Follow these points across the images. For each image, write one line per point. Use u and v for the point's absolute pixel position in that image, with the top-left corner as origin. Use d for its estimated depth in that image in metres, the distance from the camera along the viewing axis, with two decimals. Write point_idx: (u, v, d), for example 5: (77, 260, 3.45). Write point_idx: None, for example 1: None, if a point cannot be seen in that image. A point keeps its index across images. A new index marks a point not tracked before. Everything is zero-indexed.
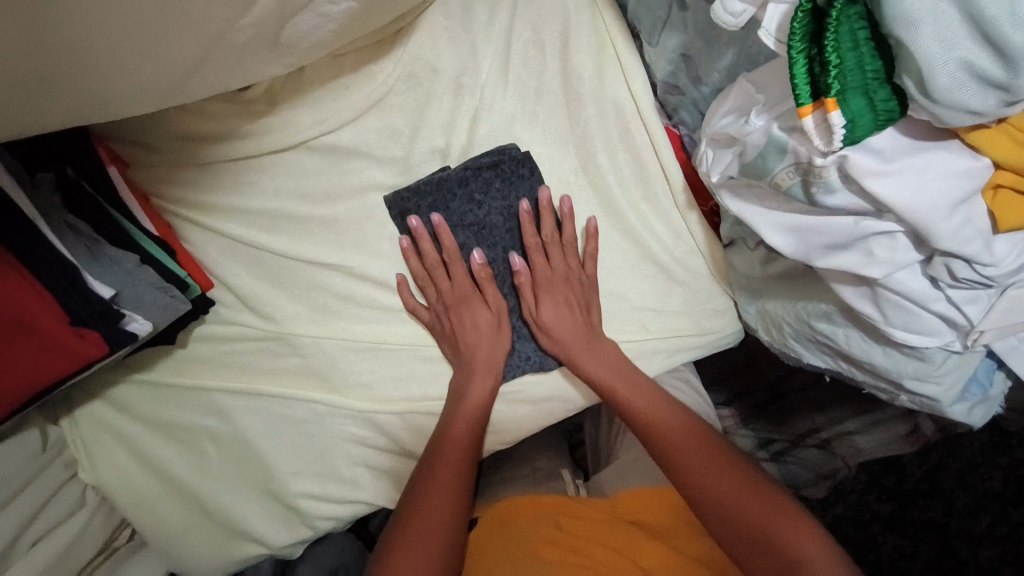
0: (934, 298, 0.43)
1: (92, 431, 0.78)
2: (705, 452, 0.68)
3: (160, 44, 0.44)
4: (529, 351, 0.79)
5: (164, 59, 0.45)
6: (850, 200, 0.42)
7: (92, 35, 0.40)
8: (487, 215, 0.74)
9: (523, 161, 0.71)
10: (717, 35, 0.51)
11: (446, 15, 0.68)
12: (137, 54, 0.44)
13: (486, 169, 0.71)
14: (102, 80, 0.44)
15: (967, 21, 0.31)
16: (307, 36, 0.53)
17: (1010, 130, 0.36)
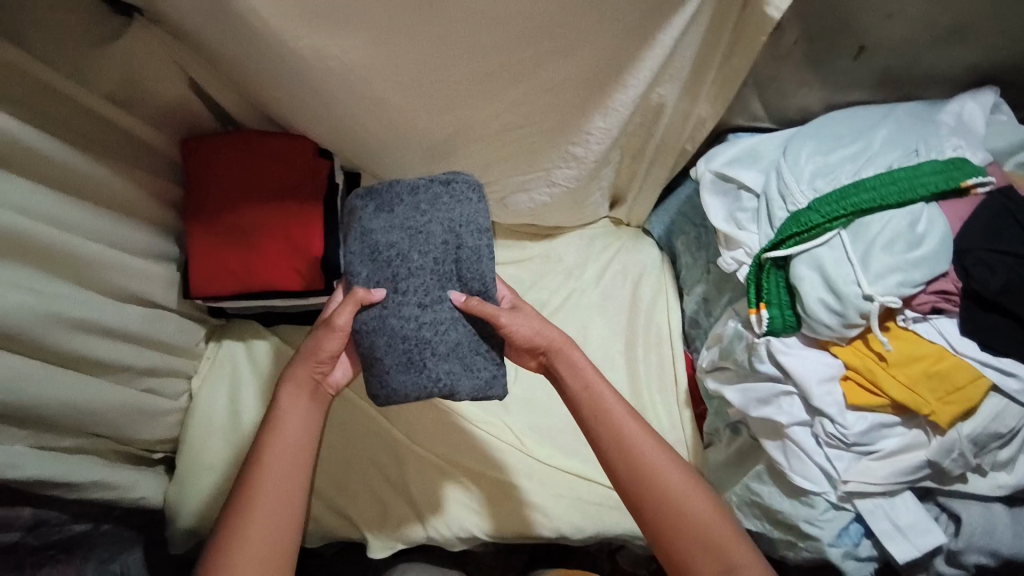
0: (817, 452, 0.68)
1: (222, 358, 1.01)
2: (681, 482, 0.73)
3: (463, 167, 0.90)
4: (441, 372, 0.76)
5: (457, 175, 0.91)
6: (772, 370, 0.71)
7: (447, 148, 0.85)
8: (428, 224, 0.76)
9: (474, 188, 0.78)
10: (723, 284, 0.89)
11: (580, 239, 1.14)
12: (452, 166, 0.89)
13: (438, 183, 0.77)
14: (428, 168, 0.89)
15: (824, 283, 0.68)
16: (520, 205, 0.99)
17: (854, 349, 0.68)
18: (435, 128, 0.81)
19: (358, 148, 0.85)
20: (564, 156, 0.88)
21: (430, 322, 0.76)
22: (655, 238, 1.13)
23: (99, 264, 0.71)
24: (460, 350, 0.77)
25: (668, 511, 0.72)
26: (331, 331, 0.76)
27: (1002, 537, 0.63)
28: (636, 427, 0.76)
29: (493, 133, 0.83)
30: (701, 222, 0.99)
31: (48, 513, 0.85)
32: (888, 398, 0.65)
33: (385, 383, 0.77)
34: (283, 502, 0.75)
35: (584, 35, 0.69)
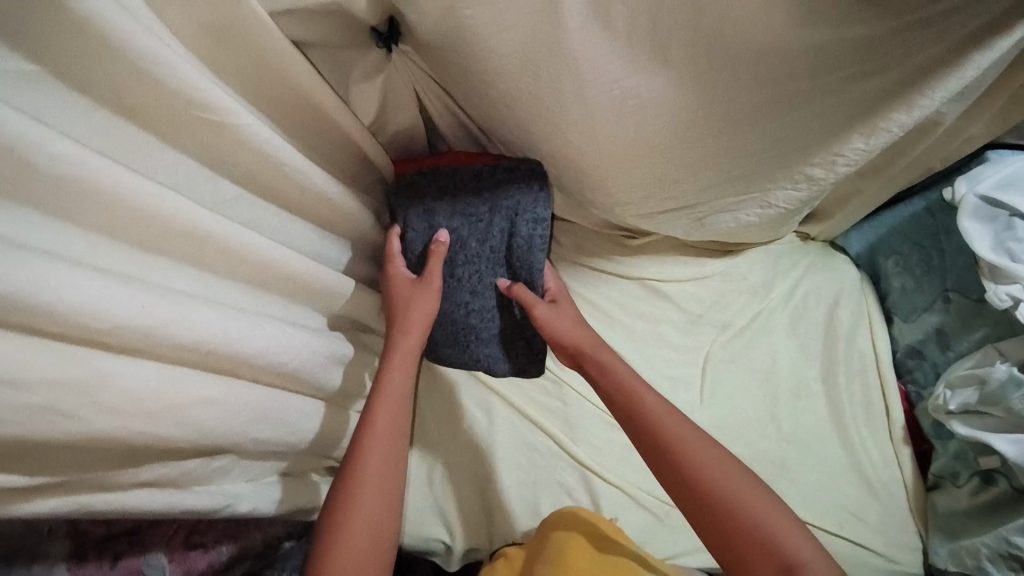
0: None
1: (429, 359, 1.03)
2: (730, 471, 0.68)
3: (677, 193, 0.82)
4: (482, 354, 0.83)
5: (667, 200, 0.84)
6: None
7: (672, 178, 0.78)
8: (489, 215, 0.79)
9: (537, 176, 0.78)
10: (973, 318, 0.85)
11: (766, 256, 1.07)
12: (667, 192, 0.82)
13: (500, 170, 0.78)
14: (639, 195, 0.83)
15: None
16: (721, 225, 0.94)
17: None
18: (672, 162, 0.73)
19: (579, 178, 0.79)
20: (796, 178, 0.80)
21: (478, 310, 0.81)
22: (851, 255, 1.05)
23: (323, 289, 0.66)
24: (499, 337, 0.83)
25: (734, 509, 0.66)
26: (408, 300, 0.76)
27: None
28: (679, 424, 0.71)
29: (727, 164, 0.75)
30: (932, 242, 0.90)
31: (273, 532, 0.82)
32: None
33: (438, 354, 0.85)
34: (385, 485, 0.69)
35: (887, 67, 0.59)
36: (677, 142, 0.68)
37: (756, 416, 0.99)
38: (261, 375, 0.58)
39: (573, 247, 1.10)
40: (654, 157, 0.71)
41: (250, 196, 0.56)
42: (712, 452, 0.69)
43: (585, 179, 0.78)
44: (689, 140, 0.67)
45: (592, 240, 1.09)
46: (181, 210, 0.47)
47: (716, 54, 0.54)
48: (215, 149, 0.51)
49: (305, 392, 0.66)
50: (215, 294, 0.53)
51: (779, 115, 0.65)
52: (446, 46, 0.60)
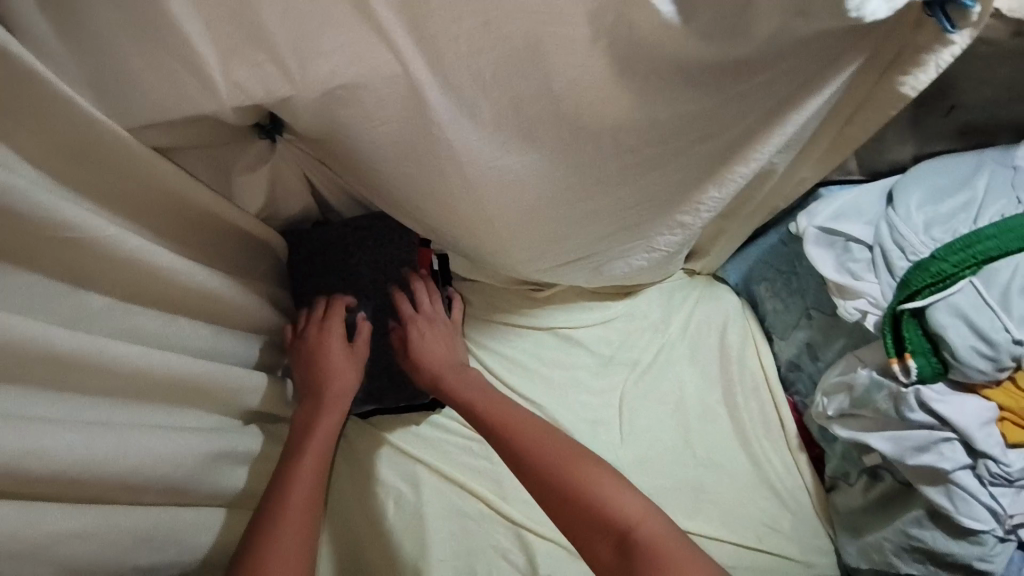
0: (983, 492, 0.71)
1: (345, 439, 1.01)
2: (590, 466, 0.72)
3: (578, 247, 0.89)
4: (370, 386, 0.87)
5: (568, 255, 0.91)
6: (927, 419, 0.73)
7: (567, 235, 0.84)
8: (357, 264, 0.84)
9: (396, 228, 0.85)
10: (833, 331, 0.98)
11: (659, 292, 1.16)
12: (568, 247, 0.88)
13: (359, 224, 0.84)
14: (541, 253, 0.88)
15: (970, 330, 0.71)
16: (614, 272, 1.01)
17: (1006, 389, 0.71)
18: (561, 222, 0.80)
19: (481, 245, 0.82)
20: (670, 225, 0.89)
21: None
22: (731, 285, 1.17)
23: (212, 382, 0.66)
24: (389, 372, 0.89)
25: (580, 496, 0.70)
26: (333, 364, 0.79)
27: None
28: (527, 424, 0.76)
29: (611, 217, 0.83)
30: (789, 268, 1.05)
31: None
32: None
33: None
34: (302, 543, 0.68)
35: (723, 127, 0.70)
36: (566, 212, 0.76)
37: (675, 445, 1.04)
38: (149, 494, 0.61)
39: (487, 306, 1.14)
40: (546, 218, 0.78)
41: (123, 301, 0.59)
42: (563, 444, 0.74)
43: (485, 244, 0.82)
44: (573, 205, 0.75)
45: (504, 298, 1.15)
46: (35, 336, 0.48)
47: (581, 133, 0.63)
48: (78, 261, 0.53)
49: (201, 494, 0.68)
50: (92, 416, 0.56)
51: (648, 177, 0.73)
52: (337, 138, 0.64)
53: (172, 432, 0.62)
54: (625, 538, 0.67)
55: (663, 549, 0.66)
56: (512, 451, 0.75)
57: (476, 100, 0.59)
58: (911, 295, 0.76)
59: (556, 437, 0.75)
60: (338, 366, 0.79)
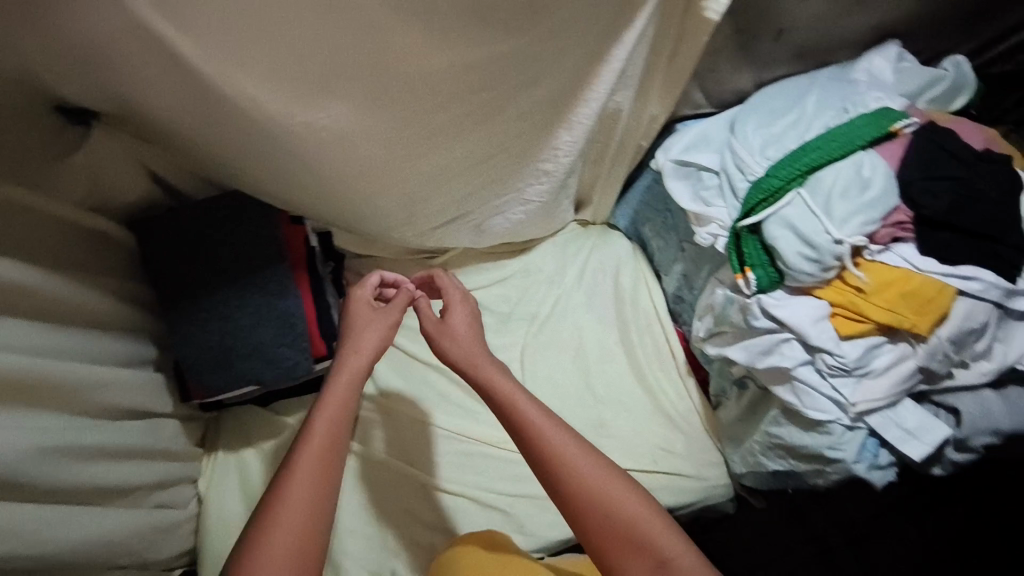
0: (824, 384, 0.76)
1: (233, 427, 0.99)
2: (630, 491, 0.71)
3: (447, 206, 0.91)
4: (247, 369, 0.83)
5: (440, 214, 0.92)
6: (769, 324, 0.78)
7: (429, 194, 0.86)
8: (213, 245, 0.81)
9: (253, 208, 0.84)
10: (702, 259, 1.02)
11: (552, 246, 1.19)
12: (436, 204, 0.89)
13: (212, 207, 0.82)
14: (410, 214, 0.89)
15: (795, 237, 0.76)
16: (496, 228, 1.02)
17: (837, 286, 0.75)
18: (413, 177, 0.82)
19: (338, 202, 0.84)
20: (534, 175, 0.92)
21: (233, 330, 0.82)
22: (622, 230, 1.21)
23: (46, 381, 0.61)
24: (261, 350, 0.83)
25: (620, 519, 0.69)
26: (374, 320, 0.80)
27: (998, 415, 0.69)
28: (581, 459, 0.72)
29: (467, 169, 0.84)
30: (664, 206, 1.09)
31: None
32: (873, 323, 0.73)
33: (204, 385, 0.83)
34: (314, 496, 0.68)
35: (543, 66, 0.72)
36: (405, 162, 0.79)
37: (577, 389, 1.08)
38: None
39: (384, 278, 1.14)
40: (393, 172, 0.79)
41: None
42: (616, 476, 0.72)
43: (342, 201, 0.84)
44: (407, 154, 0.77)
45: (401, 268, 1.15)
46: None
47: (386, 77, 0.65)
48: None
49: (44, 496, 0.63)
50: None
51: (483, 121, 0.76)
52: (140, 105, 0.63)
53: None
54: (664, 562, 0.67)
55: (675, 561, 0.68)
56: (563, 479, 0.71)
57: (253, 60, 0.59)
58: (747, 213, 0.81)
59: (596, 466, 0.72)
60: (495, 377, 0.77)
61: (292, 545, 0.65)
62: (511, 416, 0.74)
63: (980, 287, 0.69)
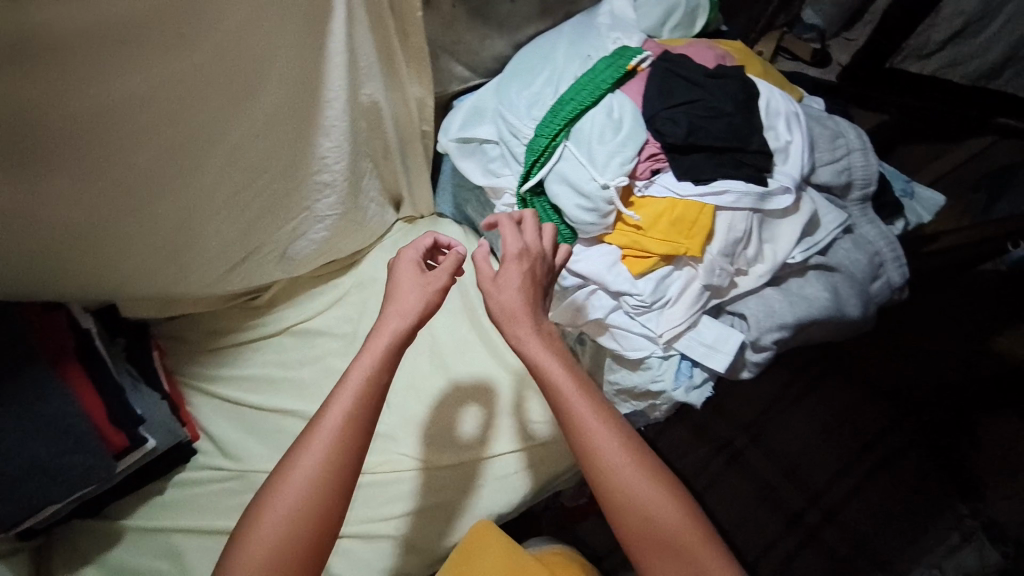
0: (634, 323, 0.77)
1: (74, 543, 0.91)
2: (670, 494, 0.63)
3: (226, 246, 0.83)
4: (30, 493, 0.74)
5: (223, 256, 0.84)
6: (575, 279, 0.79)
7: (193, 239, 0.78)
8: None
9: None
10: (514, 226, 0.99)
11: (383, 251, 1.13)
12: (211, 246, 0.81)
13: None
14: (184, 263, 0.80)
15: (571, 192, 0.77)
16: (301, 252, 0.94)
17: (621, 230, 0.77)
18: (159, 227, 0.73)
19: (89, 273, 0.74)
20: (313, 190, 0.86)
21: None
22: (452, 217, 1.17)
23: None
24: (40, 469, 0.74)
25: (638, 515, 0.62)
26: (450, 264, 0.69)
27: (778, 311, 0.75)
28: (615, 440, 0.63)
29: (223, 203, 0.76)
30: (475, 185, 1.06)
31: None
32: (657, 256, 0.75)
33: None
34: (340, 476, 0.61)
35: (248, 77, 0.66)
36: (143, 215, 0.70)
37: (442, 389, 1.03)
38: None
39: (207, 335, 1.04)
40: (133, 227, 0.71)
41: None
42: (657, 473, 0.64)
43: (93, 272, 0.74)
44: (137, 207, 0.69)
45: (223, 319, 1.05)
46: None
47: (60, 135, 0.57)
48: None
49: None
50: None
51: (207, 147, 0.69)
52: None
53: None
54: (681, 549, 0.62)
55: (686, 540, 0.62)
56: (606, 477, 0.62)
57: None
58: (528, 177, 0.81)
59: (612, 440, 0.63)
60: (551, 357, 0.64)
61: (287, 515, 0.59)
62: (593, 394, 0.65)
63: (732, 198, 0.73)
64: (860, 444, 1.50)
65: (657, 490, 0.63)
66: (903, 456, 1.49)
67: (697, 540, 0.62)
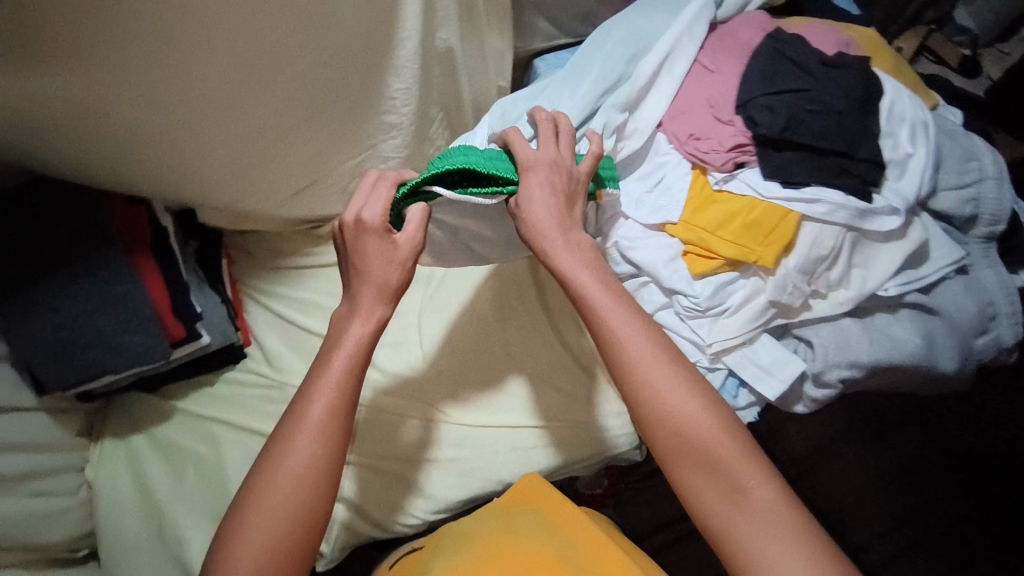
0: (682, 327, 0.71)
1: (124, 417, 0.98)
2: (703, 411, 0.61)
3: (291, 166, 0.83)
4: (91, 360, 0.79)
5: (287, 176, 0.85)
6: (627, 268, 0.74)
7: (262, 153, 0.79)
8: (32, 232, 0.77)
9: (72, 186, 0.79)
10: None
11: None
12: (277, 165, 0.82)
13: (26, 192, 0.78)
14: (251, 177, 0.82)
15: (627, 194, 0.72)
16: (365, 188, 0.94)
17: (687, 224, 0.69)
18: (231, 134, 0.74)
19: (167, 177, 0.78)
20: (381, 126, 0.84)
21: (67, 321, 0.77)
22: None
23: None
24: (104, 340, 0.79)
25: (668, 430, 0.61)
26: (393, 245, 0.66)
27: (854, 346, 0.66)
28: (648, 363, 0.62)
29: (290, 120, 0.77)
30: None
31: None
32: (721, 258, 0.68)
33: (42, 378, 0.79)
34: (322, 466, 0.63)
35: None
36: (218, 120, 0.72)
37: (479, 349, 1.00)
38: None
39: (270, 253, 1.09)
40: (207, 129, 0.72)
41: None
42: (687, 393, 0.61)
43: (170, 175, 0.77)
44: (212, 110, 0.70)
45: (287, 241, 1.10)
46: None
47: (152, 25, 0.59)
48: None
49: None
50: None
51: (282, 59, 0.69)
52: None
53: None
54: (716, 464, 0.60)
55: (720, 454, 0.61)
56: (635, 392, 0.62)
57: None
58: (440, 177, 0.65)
59: (646, 356, 0.62)
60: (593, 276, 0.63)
61: (270, 524, 0.61)
62: (622, 310, 0.63)
63: (824, 210, 0.64)
64: (916, 506, 1.31)
65: (694, 409, 0.61)
66: (964, 527, 1.30)
67: (733, 455, 0.60)
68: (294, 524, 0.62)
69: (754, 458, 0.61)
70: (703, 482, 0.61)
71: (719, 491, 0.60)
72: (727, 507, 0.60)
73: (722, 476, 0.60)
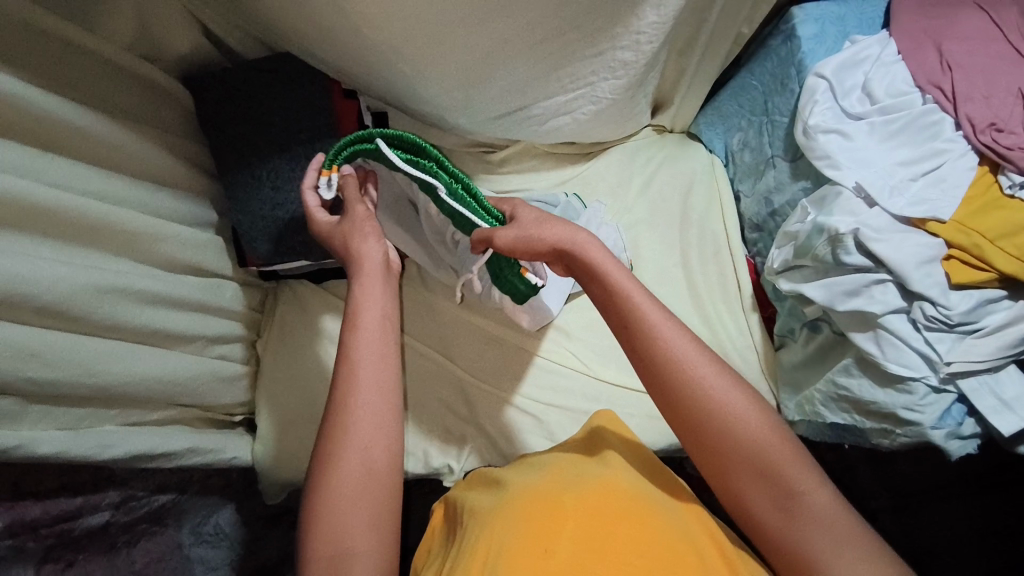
0: (915, 337, 0.65)
1: (286, 300, 1.01)
2: (754, 418, 0.58)
3: (511, 89, 0.80)
4: (298, 242, 0.83)
5: (502, 98, 0.82)
6: (862, 260, 0.66)
7: (493, 70, 0.76)
8: (266, 112, 0.79)
9: (304, 74, 0.80)
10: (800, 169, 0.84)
11: None
12: (499, 85, 0.79)
13: (263, 70, 0.79)
14: (470, 93, 0.80)
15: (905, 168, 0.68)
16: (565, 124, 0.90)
17: (957, 226, 0.65)
18: (476, 46, 0.72)
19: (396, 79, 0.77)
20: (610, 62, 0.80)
21: (286, 203, 0.81)
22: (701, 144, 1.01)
23: (118, 227, 0.65)
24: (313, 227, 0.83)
25: (725, 442, 0.57)
26: (357, 225, 0.73)
27: None
28: (693, 374, 0.59)
29: (534, 43, 0.73)
30: (759, 112, 0.92)
31: (132, 489, 0.86)
32: (995, 272, 0.63)
33: (253, 252, 0.83)
34: (377, 420, 0.64)
35: None
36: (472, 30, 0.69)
37: None
38: (66, 323, 0.62)
39: None
40: (458, 38, 0.70)
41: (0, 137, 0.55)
42: (726, 397, 0.59)
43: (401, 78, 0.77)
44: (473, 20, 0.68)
45: None
46: None
47: None
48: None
49: (122, 333, 0.68)
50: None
51: None
52: None
53: (72, 267, 0.61)
54: (775, 473, 0.56)
55: (771, 459, 0.56)
56: (680, 410, 0.59)
57: None
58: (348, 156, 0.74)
59: (690, 367, 0.59)
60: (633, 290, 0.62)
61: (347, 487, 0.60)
62: (654, 321, 0.61)
63: None
64: None
65: (742, 410, 0.58)
66: None
67: (790, 459, 0.56)
68: (372, 487, 0.61)
69: (809, 461, 0.57)
70: (767, 497, 0.56)
71: (787, 505, 0.55)
72: (801, 517, 0.55)
73: (789, 486, 0.55)
